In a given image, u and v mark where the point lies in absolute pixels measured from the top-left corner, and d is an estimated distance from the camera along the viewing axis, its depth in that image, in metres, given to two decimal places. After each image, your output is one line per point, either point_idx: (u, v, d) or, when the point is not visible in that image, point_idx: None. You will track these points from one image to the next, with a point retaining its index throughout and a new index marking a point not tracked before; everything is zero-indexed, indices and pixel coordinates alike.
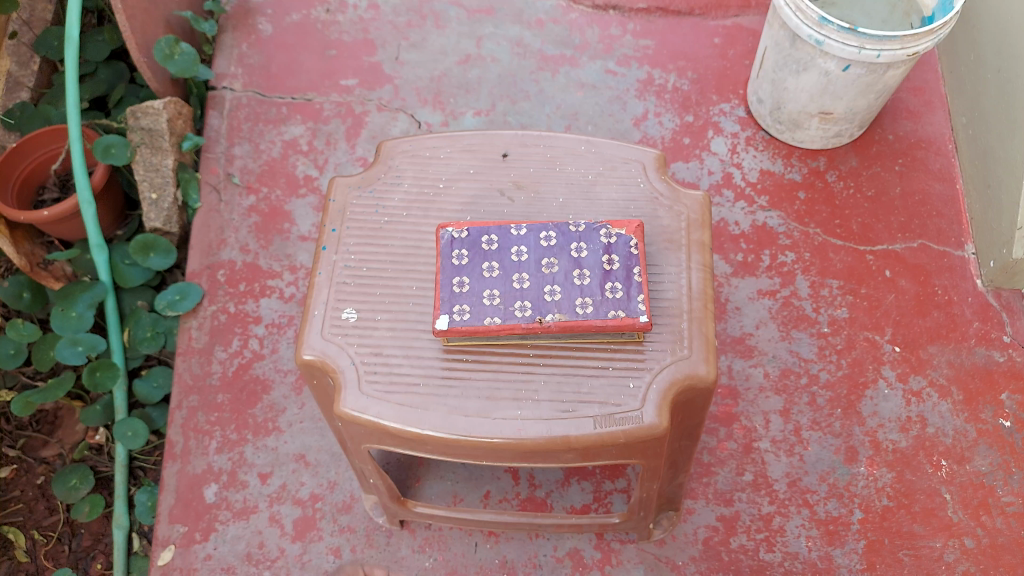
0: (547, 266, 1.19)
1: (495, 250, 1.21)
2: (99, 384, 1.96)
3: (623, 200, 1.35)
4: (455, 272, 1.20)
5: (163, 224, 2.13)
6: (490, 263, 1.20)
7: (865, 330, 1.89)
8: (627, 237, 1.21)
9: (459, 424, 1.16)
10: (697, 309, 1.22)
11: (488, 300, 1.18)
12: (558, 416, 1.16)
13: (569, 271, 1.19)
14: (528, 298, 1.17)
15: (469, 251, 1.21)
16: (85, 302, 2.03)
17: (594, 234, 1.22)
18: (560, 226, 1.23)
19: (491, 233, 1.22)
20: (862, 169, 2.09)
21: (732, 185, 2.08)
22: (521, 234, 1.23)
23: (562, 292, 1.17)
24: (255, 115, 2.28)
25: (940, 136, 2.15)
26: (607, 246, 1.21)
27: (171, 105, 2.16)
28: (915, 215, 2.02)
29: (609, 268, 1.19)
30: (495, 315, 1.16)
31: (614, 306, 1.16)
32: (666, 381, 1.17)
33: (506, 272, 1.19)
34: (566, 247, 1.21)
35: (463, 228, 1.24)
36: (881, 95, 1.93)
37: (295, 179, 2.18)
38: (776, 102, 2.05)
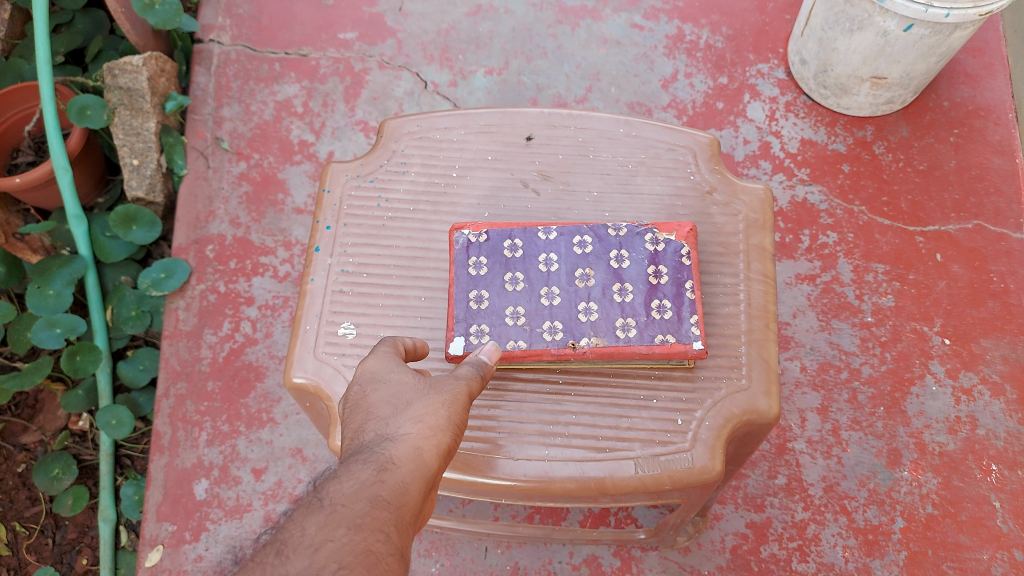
0: (582, 280, 1.16)
1: (519, 259, 1.17)
2: (80, 369, 1.81)
3: (668, 195, 1.31)
4: (472, 284, 1.16)
5: (145, 192, 1.95)
6: (514, 274, 1.17)
7: (912, 321, 1.73)
8: (677, 244, 1.18)
9: (479, 464, 1.11)
10: (757, 331, 1.20)
11: (510, 320, 1.14)
12: (592, 457, 1.11)
13: (607, 285, 1.16)
14: (560, 318, 1.14)
15: (488, 258, 1.17)
16: (63, 279, 1.88)
17: (637, 239, 1.18)
18: (597, 229, 1.19)
19: (514, 237, 1.18)
20: (913, 140, 1.90)
21: (769, 156, 1.90)
22: (550, 240, 1.19)
23: (599, 311, 1.14)
24: (245, 72, 2.07)
25: (1001, 103, 1.94)
26: (654, 255, 1.18)
27: (151, 61, 1.96)
28: (971, 192, 1.84)
29: (655, 282, 1.16)
30: (519, 338, 1.13)
31: (662, 328, 1.13)
32: (722, 417, 1.15)
33: (533, 287, 1.16)
34: (603, 256, 1.18)
35: (481, 231, 1.19)
36: (943, 58, 1.73)
37: (289, 144, 2.00)
38: (822, 64, 1.85)
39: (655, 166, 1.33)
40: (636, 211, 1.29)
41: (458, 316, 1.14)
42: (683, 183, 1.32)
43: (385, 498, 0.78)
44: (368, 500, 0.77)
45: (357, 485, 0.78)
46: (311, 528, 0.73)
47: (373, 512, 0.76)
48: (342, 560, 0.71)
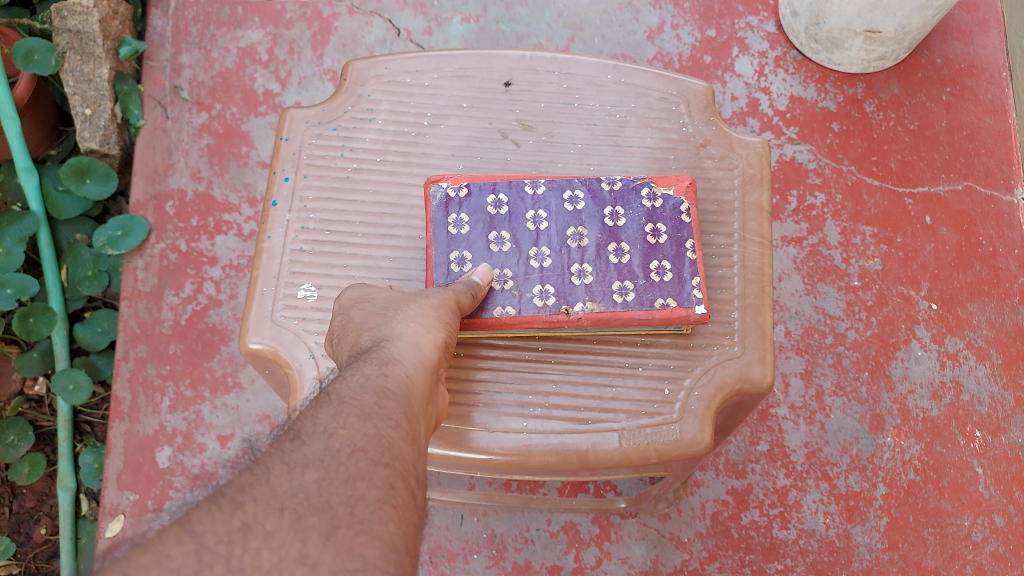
0: (574, 240, 1.10)
1: (505, 218, 1.10)
2: (34, 331, 1.71)
3: (657, 148, 1.24)
4: (454, 245, 1.09)
5: (99, 144, 1.84)
6: (499, 234, 1.10)
7: (899, 285, 1.69)
8: (676, 200, 1.12)
9: (453, 437, 1.05)
10: (753, 297, 1.15)
11: (497, 284, 1.08)
12: (573, 429, 1.06)
13: (601, 245, 1.10)
14: (552, 282, 1.08)
15: (471, 216, 1.10)
16: (14, 236, 1.76)
17: (633, 195, 1.12)
18: (590, 184, 1.12)
19: (500, 193, 1.11)
20: (904, 98, 1.84)
21: (757, 113, 1.83)
22: (539, 196, 1.12)
23: (594, 273, 1.08)
24: (205, 15, 1.94)
25: (994, 61, 1.88)
26: (652, 212, 1.12)
27: (104, 2, 1.82)
28: (961, 152, 1.79)
29: (654, 242, 1.10)
30: (507, 304, 1.06)
31: (663, 292, 1.08)
32: (712, 387, 1.10)
33: (521, 247, 1.09)
34: (597, 213, 1.11)
35: (461, 184, 1.12)
36: (940, 12, 1.66)
37: (252, 94, 1.88)
38: (815, 16, 1.78)
39: (645, 117, 1.26)
40: (624, 164, 1.23)
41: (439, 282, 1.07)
42: (675, 136, 1.25)
43: (388, 395, 0.85)
44: (373, 394, 0.85)
45: (364, 381, 0.86)
46: (324, 417, 0.80)
47: (381, 406, 0.84)
48: (354, 444, 0.78)
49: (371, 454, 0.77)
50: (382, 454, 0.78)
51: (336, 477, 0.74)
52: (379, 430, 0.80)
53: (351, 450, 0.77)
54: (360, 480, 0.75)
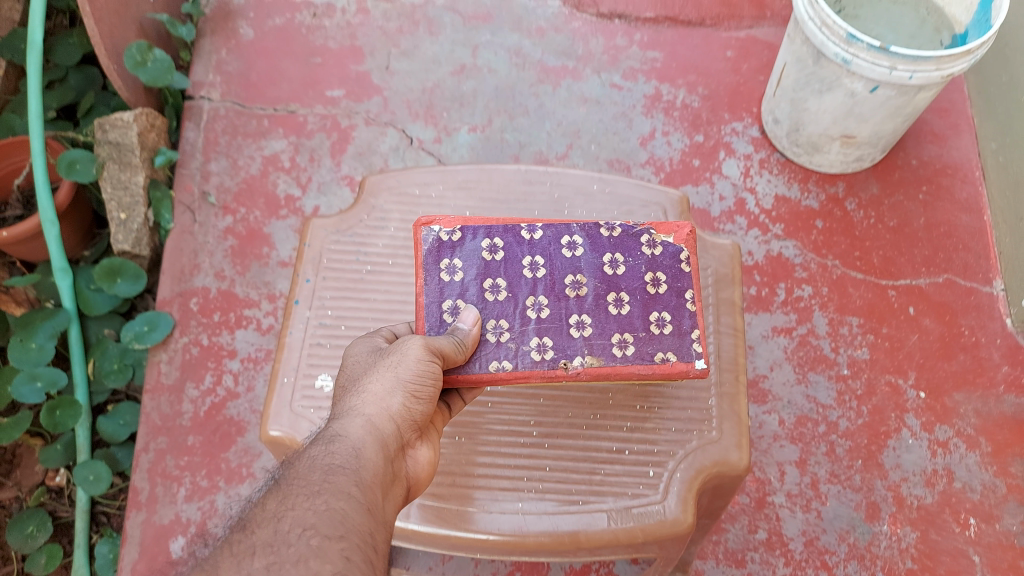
0: (572, 288, 1.17)
1: (501, 266, 1.18)
2: (60, 424, 1.79)
3: None
4: (448, 293, 1.16)
5: (131, 246, 1.98)
6: (495, 281, 1.17)
7: (886, 374, 1.76)
8: (675, 248, 1.21)
9: (453, 518, 1.12)
10: (728, 385, 1.23)
11: (494, 334, 1.14)
12: (565, 511, 1.14)
13: (600, 294, 1.17)
14: (548, 336, 1.14)
15: (464, 264, 1.18)
16: (47, 332, 1.88)
17: (631, 243, 1.21)
18: (590, 232, 1.22)
19: (496, 242, 1.20)
20: (883, 197, 1.96)
21: (745, 212, 1.95)
22: (534, 245, 1.20)
23: (593, 324, 1.15)
24: (233, 127, 2.12)
25: (967, 162, 2.01)
26: (653, 259, 1.21)
27: (142, 117, 2.00)
28: (940, 248, 1.90)
29: (654, 291, 1.18)
30: (505, 358, 1.12)
31: (662, 343, 1.15)
32: (695, 470, 1.18)
33: (517, 295, 1.16)
34: (595, 261, 1.19)
35: (454, 228, 1.21)
36: (909, 118, 1.80)
37: (275, 199, 2.03)
38: (795, 123, 1.92)
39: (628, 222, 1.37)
40: None
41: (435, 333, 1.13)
42: None
43: (347, 465, 0.92)
44: (334, 470, 0.92)
45: (315, 460, 0.92)
46: (272, 505, 0.86)
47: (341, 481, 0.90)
48: (305, 523, 0.83)
49: (322, 530, 0.82)
50: (340, 526, 0.84)
51: (287, 558, 0.79)
52: (336, 505, 0.87)
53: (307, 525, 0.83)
54: (313, 556, 0.79)
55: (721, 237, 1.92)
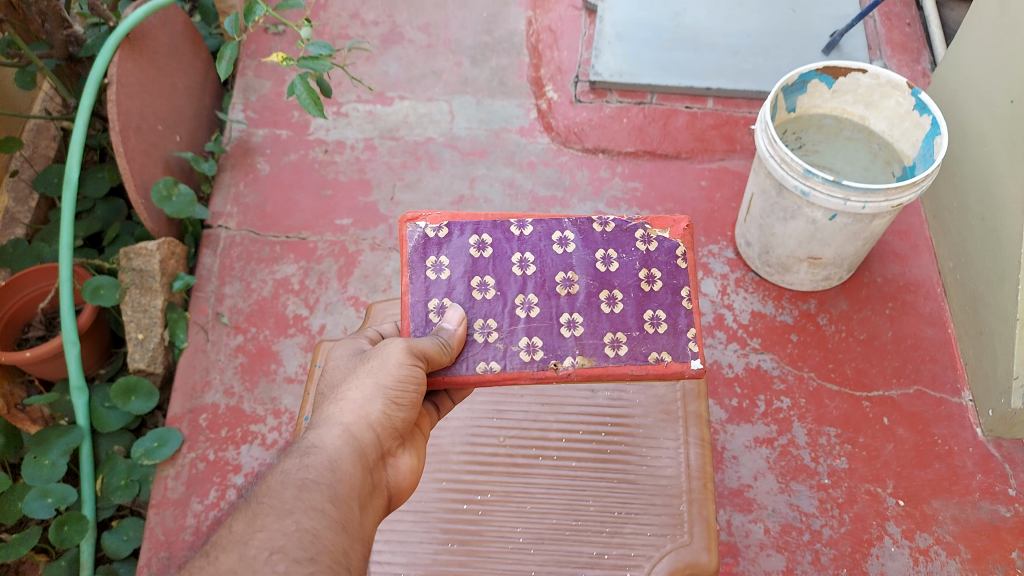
0: (565, 285, 1.39)
1: (490, 264, 1.40)
2: (66, 540, 1.84)
3: None
4: (439, 291, 1.37)
5: (146, 364, 2.10)
6: (485, 280, 1.39)
7: (866, 482, 1.83)
8: (670, 245, 1.44)
9: None
10: (697, 490, 1.53)
11: (484, 330, 1.35)
12: None
13: (593, 291, 1.39)
14: (540, 334, 1.36)
15: (452, 261, 1.40)
16: (60, 448, 1.95)
17: (624, 241, 1.44)
18: (583, 232, 1.44)
19: (486, 242, 1.42)
20: (852, 313, 2.10)
21: (724, 327, 2.08)
22: (520, 245, 1.42)
23: (586, 322, 1.37)
24: (248, 253, 2.29)
25: (929, 280, 2.15)
26: (648, 255, 1.43)
27: (165, 246, 2.16)
28: (908, 359, 2.01)
29: (648, 289, 1.41)
30: (495, 359, 1.34)
31: (653, 339, 1.37)
32: (667, 570, 1.43)
33: (506, 294, 1.38)
34: (586, 259, 1.42)
35: (443, 224, 1.43)
36: (868, 241, 1.96)
37: (284, 318, 2.17)
38: (765, 246, 2.09)
39: None
40: None
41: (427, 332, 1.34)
42: None
43: (321, 479, 1.09)
44: (313, 478, 1.09)
45: (291, 472, 1.09)
46: (242, 524, 1.01)
47: (318, 490, 1.07)
48: (275, 544, 0.99)
49: (291, 554, 0.98)
50: (314, 532, 1.02)
51: None
52: (311, 511, 1.04)
53: (286, 530, 1.01)
54: None
55: (702, 351, 2.05)
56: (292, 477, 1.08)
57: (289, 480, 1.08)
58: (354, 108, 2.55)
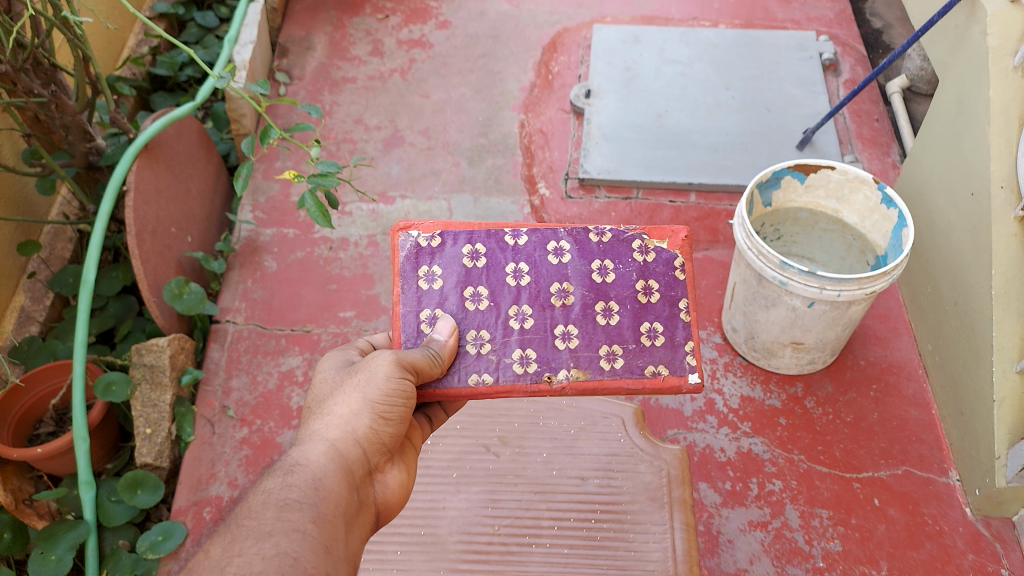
0: (560, 296, 1.57)
1: (484, 276, 1.57)
2: None
3: (603, 454, 1.91)
4: (432, 304, 1.54)
5: (153, 458, 2.13)
6: (479, 292, 1.56)
7: (860, 564, 1.86)
8: (666, 255, 1.64)
9: None
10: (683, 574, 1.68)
11: (477, 341, 1.52)
12: None
13: (589, 302, 1.58)
14: (535, 346, 1.53)
15: (445, 272, 1.57)
16: (66, 543, 1.99)
17: (620, 252, 1.63)
18: (577, 244, 1.62)
19: (480, 256, 1.59)
20: (838, 395, 2.17)
21: (715, 411, 2.15)
22: (511, 259, 1.60)
23: (581, 332, 1.55)
24: (254, 346, 2.38)
25: (910, 361, 2.24)
26: (644, 266, 1.62)
27: (175, 341, 2.26)
28: (895, 440, 2.07)
29: (645, 301, 1.60)
30: (487, 371, 1.51)
31: (644, 350, 1.56)
32: None
33: (499, 306, 1.55)
34: (580, 270, 1.60)
35: (437, 236, 1.60)
36: (848, 326, 2.05)
37: (289, 409, 2.25)
38: (750, 331, 2.18)
39: (592, 431, 1.95)
40: (579, 466, 1.89)
41: (418, 343, 1.51)
42: None
43: (303, 497, 1.19)
44: (298, 495, 1.19)
45: (277, 489, 1.19)
46: (222, 547, 1.09)
47: (305, 505, 1.18)
48: (253, 564, 1.06)
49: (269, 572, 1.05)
50: (303, 544, 1.12)
51: None
52: (296, 526, 1.14)
53: (276, 544, 1.10)
54: None
55: (694, 435, 2.11)
56: (276, 496, 1.18)
57: (274, 498, 1.17)
58: (358, 207, 2.70)
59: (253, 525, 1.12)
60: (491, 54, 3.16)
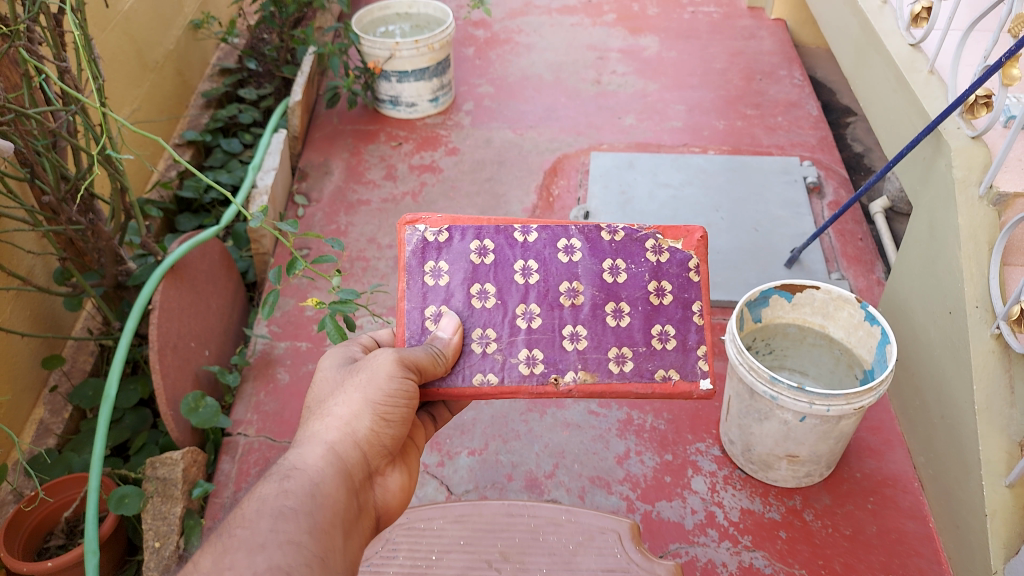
0: (570, 295, 1.75)
1: (491, 275, 1.76)
2: None
3: (600, 569, 1.93)
4: (438, 301, 1.74)
5: (160, 571, 2.15)
6: (486, 289, 1.75)
7: None
8: (679, 257, 1.80)
9: None
10: None
11: (483, 339, 1.71)
12: None
13: (599, 302, 1.74)
14: (542, 347, 1.71)
15: (451, 268, 1.76)
16: None
17: (632, 253, 1.79)
18: (586, 245, 1.79)
19: (488, 254, 1.78)
20: (835, 507, 2.21)
21: (716, 524, 2.18)
22: (517, 258, 1.77)
23: (589, 335, 1.72)
24: (264, 458, 2.46)
25: (905, 473, 2.28)
26: (657, 267, 1.78)
27: (188, 454, 2.32)
28: (894, 553, 2.10)
29: (657, 304, 1.76)
30: (492, 371, 1.69)
31: (653, 355, 1.72)
32: None
33: (506, 305, 1.73)
34: (590, 270, 1.77)
35: (444, 231, 1.80)
36: (840, 439, 2.11)
37: None
38: (746, 443, 2.24)
39: (590, 545, 1.97)
40: None
41: (423, 339, 1.70)
42: None
43: (302, 495, 1.33)
44: (297, 497, 1.32)
45: (278, 486, 1.33)
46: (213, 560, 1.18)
47: (303, 512, 1.30)
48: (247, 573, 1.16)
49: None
50: (299, 553, 1.23)
51: None
52: (292, 537, 1.25)
53: (273, 549, 1.21)
54: None
55: (695, 548, 2.14)
56: (273, 503, 1.29)
57: (270, 505, 1.28)
58: (370, 321, 2.83)
59: (246, 535, 1.22)
60: (497, 178, 3.39)
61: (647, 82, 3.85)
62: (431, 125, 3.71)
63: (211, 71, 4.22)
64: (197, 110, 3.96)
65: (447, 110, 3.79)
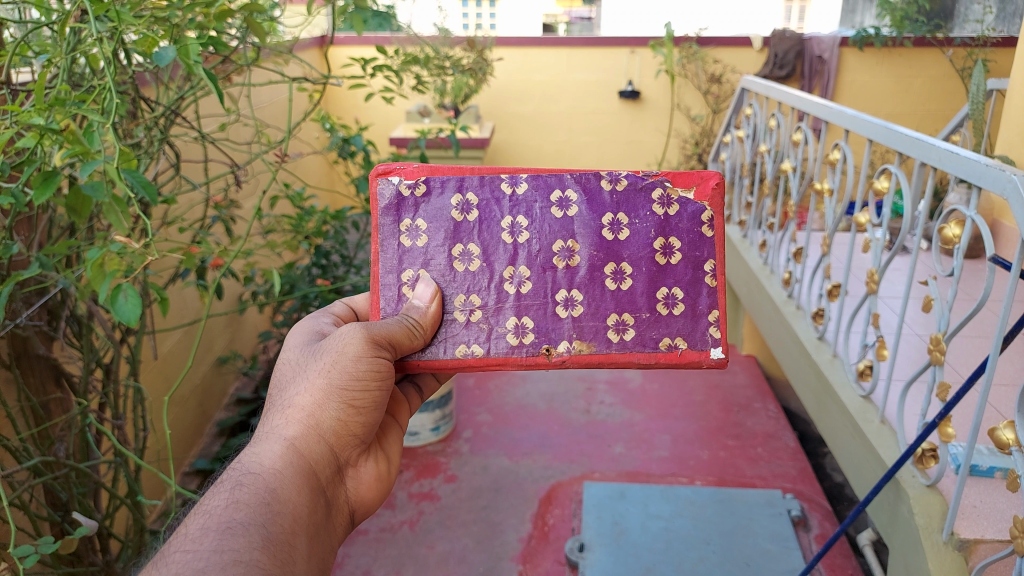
0: (564, 257, 1.68)
1: (474, 229, 1.69)
2: None
3: None
4: (417, 263, 1.69)
5: None
6: (468, 247, 1.69)
7: None
8: (693, 208, 1.71)
9: None
10: None
11: (468, 304, 1.68)
12: None
13: (597, 266, 1.68)
14: (533, 316, 1.68)
15: (428, 223, 1.70)
16: None
17: (637, 204, 1.70)
18: (581, 198, 1.70)
19: (472, 208, 1.70)
20: None
21: None
22: (500, 214, 1.70)
23: (584, 303, 1.68)
24: None
25: None
26: (667, 221, 1.70)
27: None
28: None
29: (665, 263, 1.70)
30: (478, 343, 1.66)
31: (661, 327, 1.69)
32: None
33: (491, 266, 1.69)
34: (587, 223, 1.69)
35: (416, 179, 1.70)
36: None
37: None
38: None
39: None
40: None
41: (399, 307, 1.67)
42: None
43: (253, 501, 1.29)
44: (250, 506, 1.28)
45: (229, 493, 1.29)
46: None
47: (254, 525, 1.25)
48: None
49: None
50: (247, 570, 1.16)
51: None
52: (239, 555, 1.18)
53: (216, 563, 1.15)
54: None
55: None
56: (220, 519, 1.24)
57: (217, 520, 1.24)
58: None
59: (186, 559, 1.15)
60: (493, 505, 3.53)
61: (632, 412, 4.17)
62: (431, 452, 3.90)
63: (228, 401, 4.57)
64: (211, 438, 4.22)
65: (447, 436, 4.01)
